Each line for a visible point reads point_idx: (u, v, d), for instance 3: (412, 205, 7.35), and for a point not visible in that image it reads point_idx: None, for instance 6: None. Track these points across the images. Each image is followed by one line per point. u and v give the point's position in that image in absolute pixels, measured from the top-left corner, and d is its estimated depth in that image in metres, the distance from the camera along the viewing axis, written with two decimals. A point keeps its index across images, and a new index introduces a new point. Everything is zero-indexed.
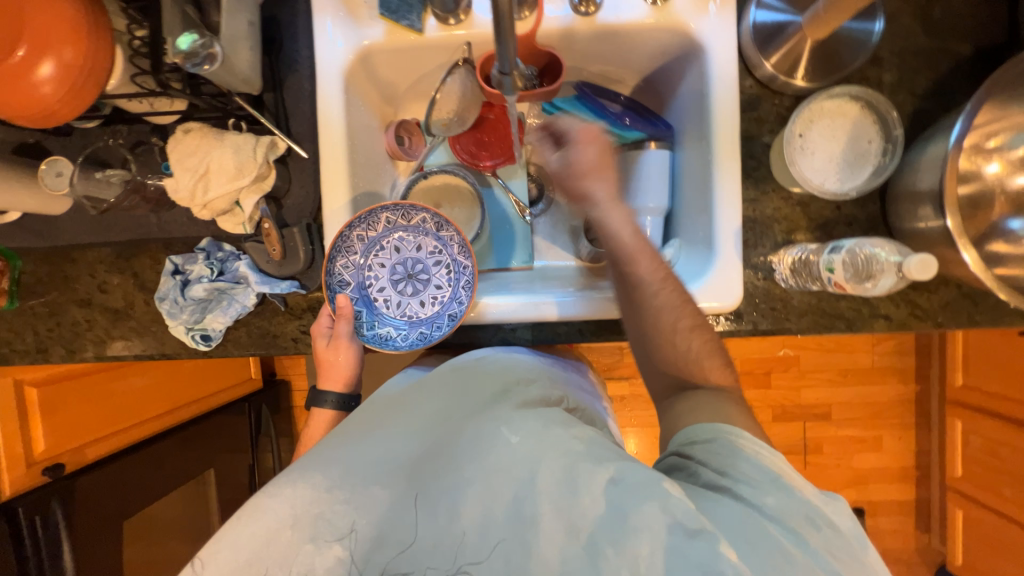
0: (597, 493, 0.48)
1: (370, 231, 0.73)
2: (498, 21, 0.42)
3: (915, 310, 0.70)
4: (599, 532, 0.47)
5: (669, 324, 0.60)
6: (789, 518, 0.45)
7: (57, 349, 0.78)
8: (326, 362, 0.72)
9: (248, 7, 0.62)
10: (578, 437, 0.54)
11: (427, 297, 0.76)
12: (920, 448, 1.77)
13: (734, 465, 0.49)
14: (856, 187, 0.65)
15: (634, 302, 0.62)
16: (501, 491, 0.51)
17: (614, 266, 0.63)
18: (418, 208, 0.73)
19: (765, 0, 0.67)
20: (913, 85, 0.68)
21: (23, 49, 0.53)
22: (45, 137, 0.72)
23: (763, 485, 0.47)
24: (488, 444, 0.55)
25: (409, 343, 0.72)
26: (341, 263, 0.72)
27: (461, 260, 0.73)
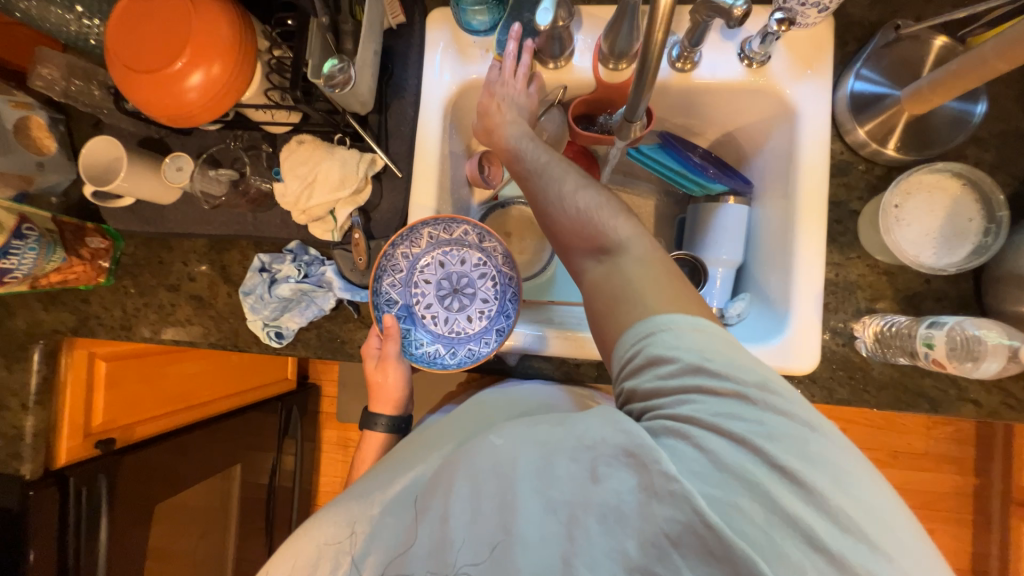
0: (569, 464, 0.45)
1: (413, 248, 0.75)
2: (643, 69, 0.46)
3: (1008, 399, 0.66)
4: (575, 507, 0.44)
5: (565, 200, 0.59)
6: (737, 422, 0.42)
7: (140, 328, 0.83)
8: (375, 383, 0.76)
9: (376, 37, 0.68)
10: (557, 421, 0.50)
11: (474, 311, 0.77)
12: (978, 551, 1.61)
13: (657, 367, 0.46)
14: (954, 264, 0.63)
15: (548, 204, 0.60)
16: (485, 502, 0.48)
17: (524, 184, 0.65)
18: (459, 222, 0.73)
19: (863, 72, 0.69)
20: (1015, 167, 0.67)
21: (182, 61, 0.59)
22: (169, 134, 0.79)
23: (692, 380, 0.45)
24: (474, 453, 0.52)
25: (457, 361, 0.72)
26: (387, 282, 0.74)
27: (506, 271, 0.75)
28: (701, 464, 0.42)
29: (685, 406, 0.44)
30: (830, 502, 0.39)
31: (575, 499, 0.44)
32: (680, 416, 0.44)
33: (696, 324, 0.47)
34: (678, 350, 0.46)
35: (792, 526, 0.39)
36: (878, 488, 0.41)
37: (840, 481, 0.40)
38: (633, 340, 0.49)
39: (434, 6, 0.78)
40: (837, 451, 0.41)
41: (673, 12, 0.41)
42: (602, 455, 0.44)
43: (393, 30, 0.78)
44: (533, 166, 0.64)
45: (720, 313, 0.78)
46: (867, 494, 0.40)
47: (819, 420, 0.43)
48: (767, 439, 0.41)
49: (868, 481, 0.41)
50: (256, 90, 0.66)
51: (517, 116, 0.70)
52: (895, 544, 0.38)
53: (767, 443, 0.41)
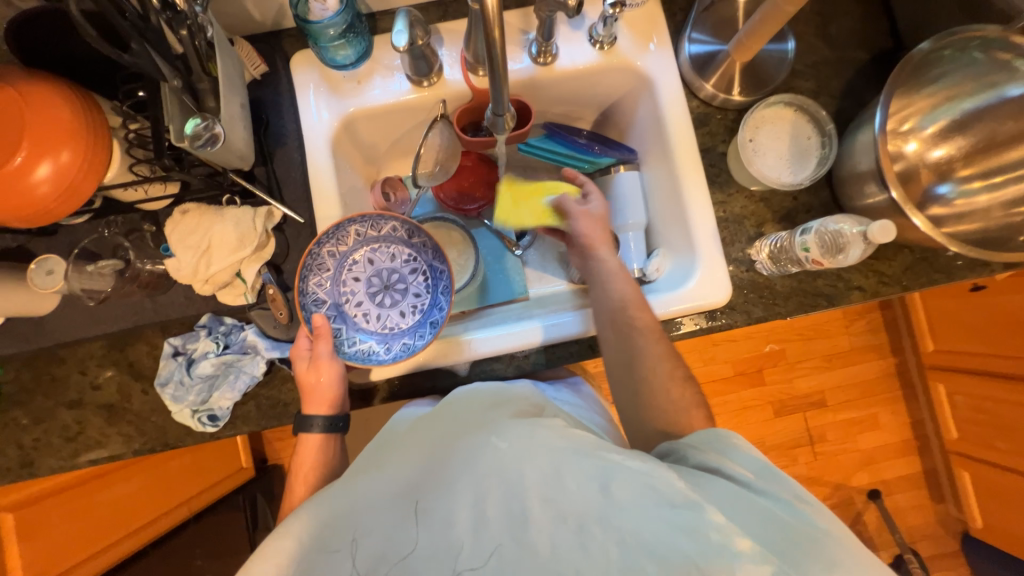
0: (583, 478, 0.52)
1: (340, 246, 0.77)
2: (493, 71, 0.50)
3: (882, 278, 0.77)
4: (587, 516, 0.51)
5: (662, 375, 0.68)
6: (782, 493, 0.51)
7: (44, 460, 0.73)
8: (306, 385, 0.68)
9: (240, 91, 0.67)
10: (559, 432, 0.58)
11: (406, 307, 0.82)
12: (915, 420, 1.84)
13: (726, 453, 0.56)
14: (808, 177, 0.73)
15: (632, 362, 0.70)
16: (491, 491, 0.54)
17: (616, 315, 0.72)
18: (387, 218, 0.78)
19: (694, 36, 0.78)
20: (831, 89, 0.80)
21: (22, 155, 0.54)
22: (30, 239, 0.70)
23: (741, 462, 0.55)
24: (477, 455, 0.57)
25: (392, 355, 0.75)
26: (314, 281, 0.75)
27: (436, 266, 0.81)
28: (744, 520, 0.49)
29: (741, 481, 0.53)
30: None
31: (582, 508, 0.52)
32: (727, 493, 0.51)
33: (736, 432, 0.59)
34: (743, 459, 0.55)
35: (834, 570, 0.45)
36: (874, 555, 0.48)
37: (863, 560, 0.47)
38: (694, 439, 0.59)
39: (295, 50, 0.78)
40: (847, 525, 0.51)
41: (503, 14, 0.44)
42: (634, 483, 0.51)
43: (258, 81, 0.76)
44: (633, 321, 0.71)
45: (642, 273, 0.84)
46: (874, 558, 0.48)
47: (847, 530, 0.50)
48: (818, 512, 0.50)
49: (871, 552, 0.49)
50: (120, 168, 0.61)
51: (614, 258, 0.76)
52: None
53: (804, 520, 0.49)
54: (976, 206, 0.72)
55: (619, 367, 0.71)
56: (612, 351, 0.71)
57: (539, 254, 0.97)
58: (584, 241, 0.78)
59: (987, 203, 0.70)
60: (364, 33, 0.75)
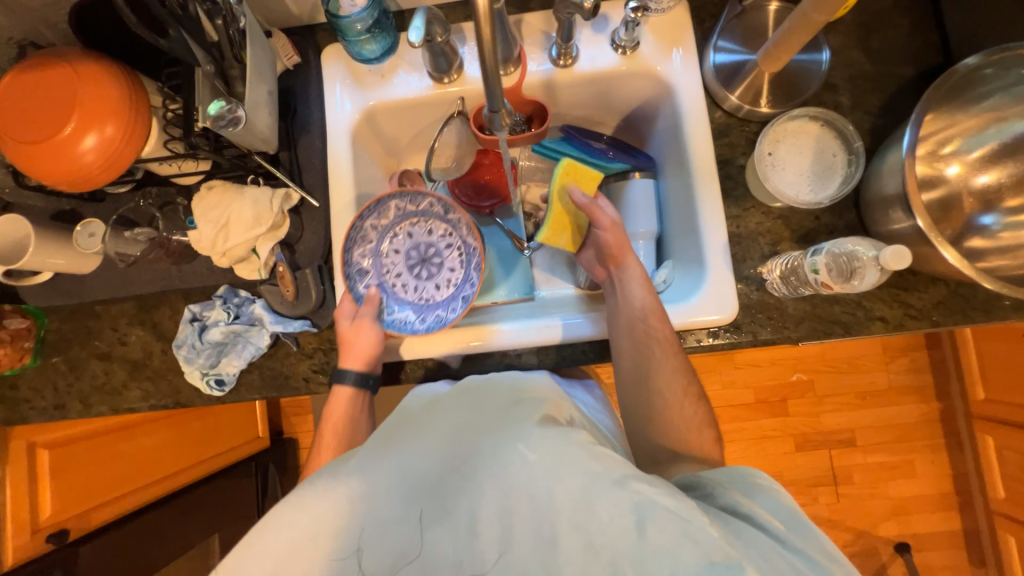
0: (615, 509, 0.48)
1: (382, 220, 0.81)
2: (486, 72, 0.51)
3: (908, 310, 0.71)
4: (619, 552, 0.47)
5: (675, 392, 0.68)
6: (811, 550, 0.46)
7: (74, 404, 0.80)
8: (348, 339, 0.73)
9: (269, 80, 0.71)
10: (594, 454, 0.53)
11: (442, 280, 0.83)
12: (958, 473, 1.68)
13: (754, 495, 0.52)
14: (829, 196, 0.69)
15: (645, 376, 0.69)
16: (519, 508, 0.52)
17: (630, 328, 0.70)
18: (423, 194, 0.81)
19: (721, 45, 0.76)
20: (868, 105, 0.75)
21: (72, 126, 0.60)
22: (82, 204, 0.78)
23: (772, 510, 0.50)
24: (506, 465, 0.54)
25: (426, 325, 0.77)
26: (357, 252, 0.79)
27: (469, 242, 0.81)
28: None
29: (773, 533, 0.48)
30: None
31: (610, 541, 0.47)
32: (759, 543, 0.47)
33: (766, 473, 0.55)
34: (771, 507, 0.51)
35: None
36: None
37: None
38: (720, 475, 0.55)
39: (327, 44, 0.82)
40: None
41: (493, 11, 0.46)
42: (670, 526, 0.46)
43: (290, 70, 0.81)
44: (651, 332, 0.69)
45: None
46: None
47: None
48: None
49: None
50: (155, 145, 0.66)
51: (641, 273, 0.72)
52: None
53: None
54: None
55: (633, 376, 0.71)
56: (625, 360, 0.70)
57: (548, 255, 0.97)
58: (608, 252, 0.74)
59: None
60: (391, 29, 0.78)
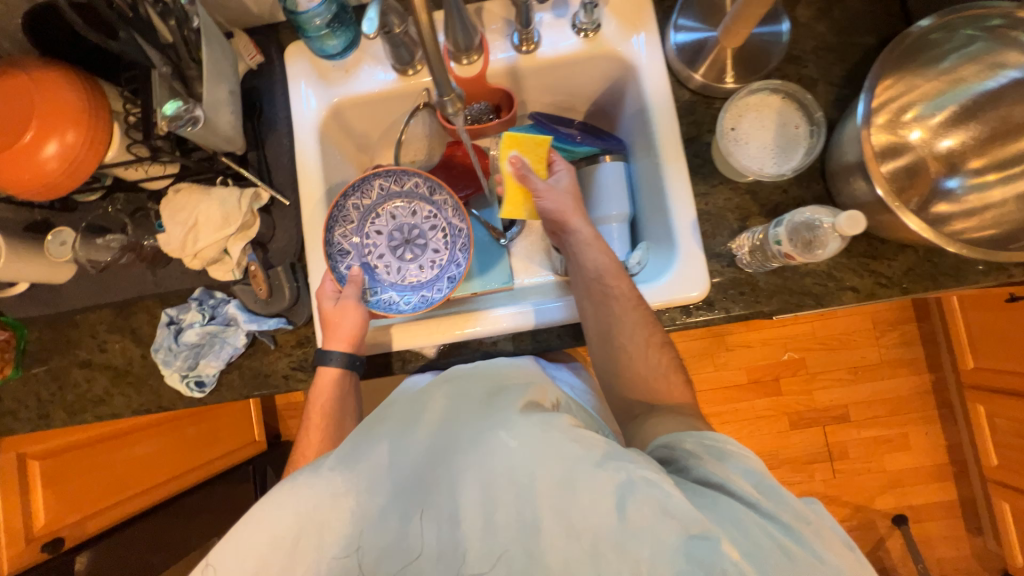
0: (598, 492, 0.46)
1: (365, 199, 0.83)
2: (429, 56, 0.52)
3: (879, 278, 0.72)
4: (602, 537, 0.45)
5: (640, 344, 0.68)
6: (782, 514, 0.47)
7: (58, 413, 0.81)
8: (332, 321, 0.73)
9: (229, 79, 0.71)
10: (576, 438, 0.50)
11: (426, 261, 0.86)
12: (951, 443, 1.69)
13: (727, 461, 0.52)
14: (792, 167, 0.70)
15: (610, 336, 0.69)
16: (502, 498, 0.49)
17: (589, 290, 0.72)
18: (410, 173, 0.82)
19: (681, 24, 0.76)
20: (831, 75, 0.75)
21: (32, 134, 0.60)
22: (54, 215, 0.78)
23: (745, 477, 0.50)
24: (485, 453, 0.51)
25: (411, 305, 0.80)
26: (339, 231, 0.80)
27: (455, 224, 0.83)
28: (759, 552, 0.43)
29: (746, 501, 0.47)
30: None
31: (595, 525, 0.45)
32: (733, 512, 0.46)
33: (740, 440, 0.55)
34: (742, 472, 0.50)
35: None
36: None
37: None
38: (693, 446, 0.54)
39: (289, 42, 0.82)
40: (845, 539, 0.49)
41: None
42: (653, 505, 0.44)
43: (253, 70, 0.81)
44: (611, 290, 0.70)
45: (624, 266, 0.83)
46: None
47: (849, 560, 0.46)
48: (825, 543, 0.45)
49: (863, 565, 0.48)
50: (120, 148, 0.66)
51: (591, 236, 0.74)
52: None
53: (811, 543, 0.45)
54: (989, 201, 0.65)
55: (597, 335, 0.70)
56: (590, 320, 0.71)
57: (525, 244, 0.97)
58: (555, 216, 0.75)
59: (1000, 198, 0.64)
60: (352, 23, 0.77)
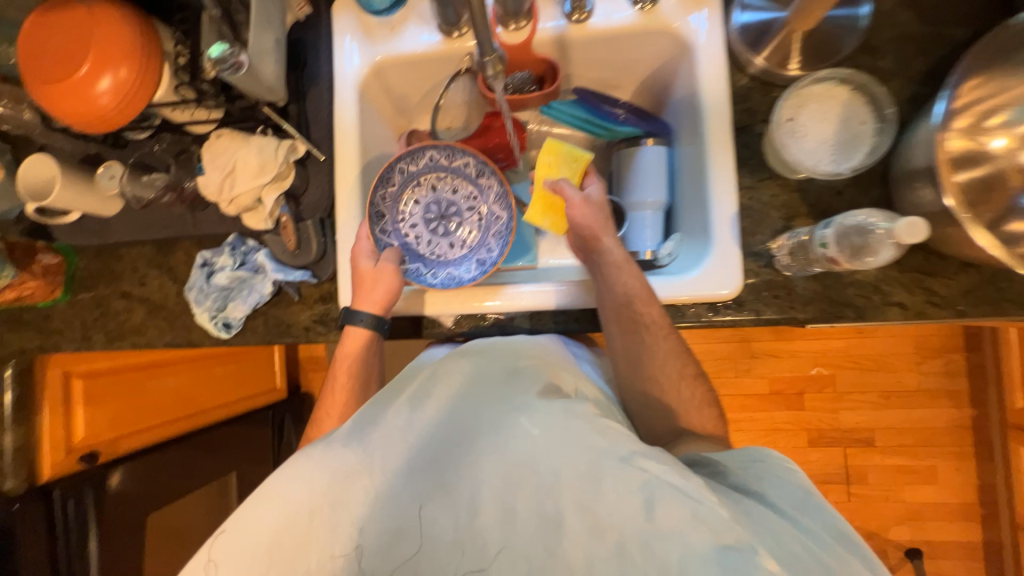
0: (623, 489, 0.44)
1: (411, 165, 0.81)
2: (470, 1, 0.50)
3: (931, 297, 0.66)
4: (627, 535, 0.43)
5: (671, 373, 0.68)
6: (821, 531, 0.42)
7: (99, 337, 0.86)
8: (367, 280, 0.73)
9: (276, 28, 0.71)
10: (597, 428, 0.51)
11: (457, 240, 0.84)
12: (984, 484, 1.59)
13: (764, 470, 0.48)
14: (850, 166, 0.64)
15: (634, 360, 0.69)
16: (523, 485, 0.48)
17: (618, 315, 0.69)
18: (464, 151, 0.80)
19: (748, 3, 0.70)
20: (911, 70, 0.68)
21: (88, 67, 0.62)
22: (106, 149, 0.81)
23: (784, 491, 0.46)
24: (507, 439, 0.51)
25: (439, 281, 0.79)
26: (380, 193, 0.78)
27: (495, 211, 0.82)
28: (797, 565, 0.39)
29: (781, 512, 0.44)
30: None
31: (621, 522, 0.44)
32: (770, 527, 0.42)
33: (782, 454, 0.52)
34: (781, 485, 0.47)
35: None
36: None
37: None
38: (726, 457, 0.51)
39: None
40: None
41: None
42: (681, 509, 0.42)
43: (300, 22, 0.81)
44: (642, 318, 0.68)
45: (653, 256, 0.81)
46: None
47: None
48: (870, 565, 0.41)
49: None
50: (168, 89, 0.68)
51: (621, 260, 0.71)
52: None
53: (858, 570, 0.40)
54: None
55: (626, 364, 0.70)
56: (618, 346, 0.70)
57: None
58: (586, 231, 0.74)
59: None
60: None
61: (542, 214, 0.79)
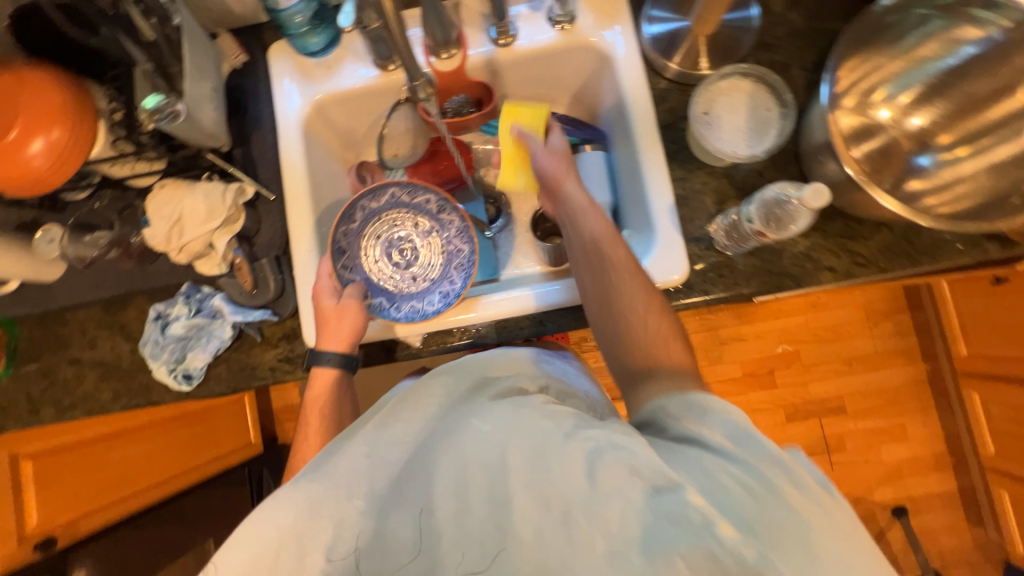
0: (566, 461, 0.45)
1: (372, 202, 0.80)
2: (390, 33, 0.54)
3: (856, 258, 0.72)
4: (573, 505, 0.43)
5: (640, 310, 0.63)
6: (754, 460, 0.42)
7: (48, 409, 0.81)
8: (332, 318, 0.73)
9: (212, 76, 0.73)
10: (545, 414, 0.52)
11: (420, 273, 0.80)
12: (949, 432, 1.68)
13: (705, 411, 0.48)
14: (764, 149, 0.71)
15: (608, 302, 0.65)
16: (474, 479, 0.48)
17: (584, 253, 0.70)
18: (425, 188, 0.79)
19: (655, 16, 0.77)
20: (803, 61, 0.76)
21: (18, 131, 0.61)
22: (42, 214, 0.79)
23: (719, 427, 0.46)
24: (457, 439, 0.52)
25: (404, 314, 0.77)
26: (341, 230, 0.77)
27: (457, 244, 0.79)
28: (729, 498, 0.40)
29: (716, 450, 0.44)
30: (846, 555, 0.38)
31: (568, 495, 0.44)
32: (704, 470, 0.43)
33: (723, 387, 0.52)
34: (719, 423, 0.46)
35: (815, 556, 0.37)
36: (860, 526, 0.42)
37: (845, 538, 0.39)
38: (665, 405, 0.51)
39: (273, 41, 0.84)
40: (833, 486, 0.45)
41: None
42: (619, 468, 0.43)
43: (237, 69, 0.83)
44: (608, 257, 0.67)
45: None
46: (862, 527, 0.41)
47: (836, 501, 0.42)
48: (804, 487, 0.41)
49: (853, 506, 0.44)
50: (105, 146, 0.68)
51: (588, 204, 0.72)
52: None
53: (788, 491, 0.40)
54: (962, 173, 0.66)
55: (597, 306, 0.66)
56: (588, 287, 0.67)
57: (510, 237, 0.98)
58: (550, 176, 0.76)
59: (973, 170, 0.65)
60: (332, 20, 0.80)
61: (513, 172, 0.86)
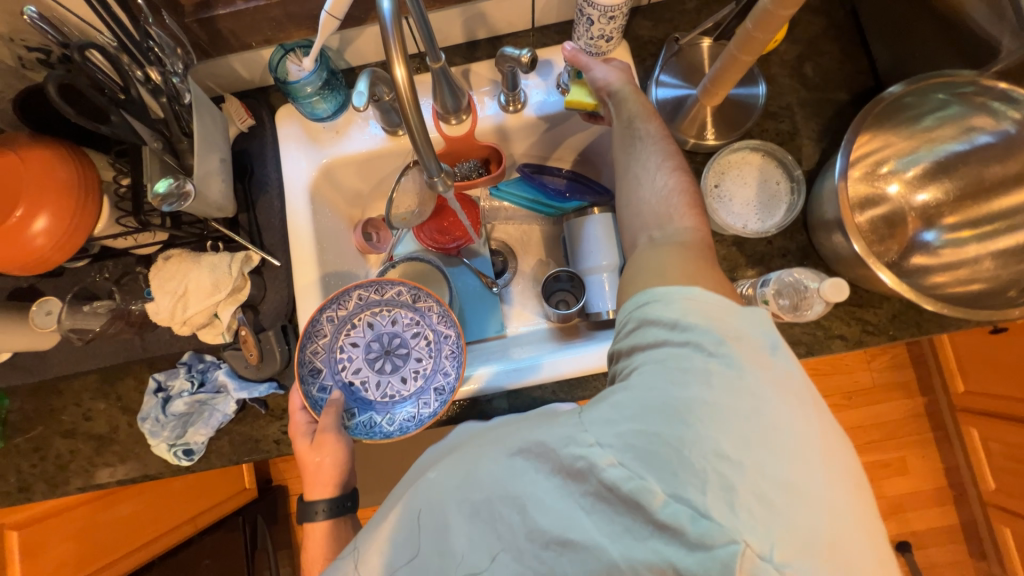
0: (492, 468, 0.47)
1: (340, 310, 0.78)
2: (412, 135, 0.54)
3: (866, 326, 0.73)
4: (497, 499, 0.45)
5: (654, 170, 0.61)
6: (665, 378, 0.44)
7: (39, 486, 0.78)
8: (310, 467, 0.67)
9: (221, 147, 0.72)
10: (492, 441, 0.51)
11: (408, 372, 0.81)
12: (949, 465, 1.68)
13: (645, 328, 0.50)
14: (775, 224, 0.72)
15: (628, 172, 0.64)
16: (415, 510, 0.50)
17: (618, 132, 0.67)
18: (392, 283, 0.79)
19: (662, 81, 0.78)
20: (810, 131, 0.77)
21: (20, 211, 0.59)
22: (40, 280, 0.77)
23: (656, 353, 0.47)
24: (413, 492, 0.51)
25: (397, 427, 0.74)
26: (310, 348, 0.75)
27: (439, 329, 0.80)
28: (627, 422, 0.42)
29: (630, 384, 0.46)
30: (733, 455, 0.39)
31: (490, 496, 0.45)
32: (615, 403, 0.44)
33: (692, 294, 0.49)
34: (649, 354, 0.47)
35: (705, 466, 0.39)
36: (784, 422, 0.40)
37: (740, 434, 0.39)
38: (623, 338, 0.52)
39: (281, 103, 0.84)
40: (769, 395, 0.42)
41: (414, 88, 0.50)
42: (529, 448, 0.46)
43: (244, 133, 0.81)
44: (639, 131, 0.64)
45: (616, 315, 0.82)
46: (778, 433, 0.40)
47: (743, 393, 0.41)
48: (703, 390, 0.42)
49: (793, 414, 0.41)
50: (109, 221, 0.66)
51: (632, 86, 0.68)
52: (773, 510, 0.37)
53: (683, 398, 0.42)
54: (964, 256, 0.69)
55: (618, 177, 0.65)
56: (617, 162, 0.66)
57: (516, 291, 0.97)
58: (597, 84, 0.70)
59: (977, 253, 0.67)
60: (341, 88, 0.80)
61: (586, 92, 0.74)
